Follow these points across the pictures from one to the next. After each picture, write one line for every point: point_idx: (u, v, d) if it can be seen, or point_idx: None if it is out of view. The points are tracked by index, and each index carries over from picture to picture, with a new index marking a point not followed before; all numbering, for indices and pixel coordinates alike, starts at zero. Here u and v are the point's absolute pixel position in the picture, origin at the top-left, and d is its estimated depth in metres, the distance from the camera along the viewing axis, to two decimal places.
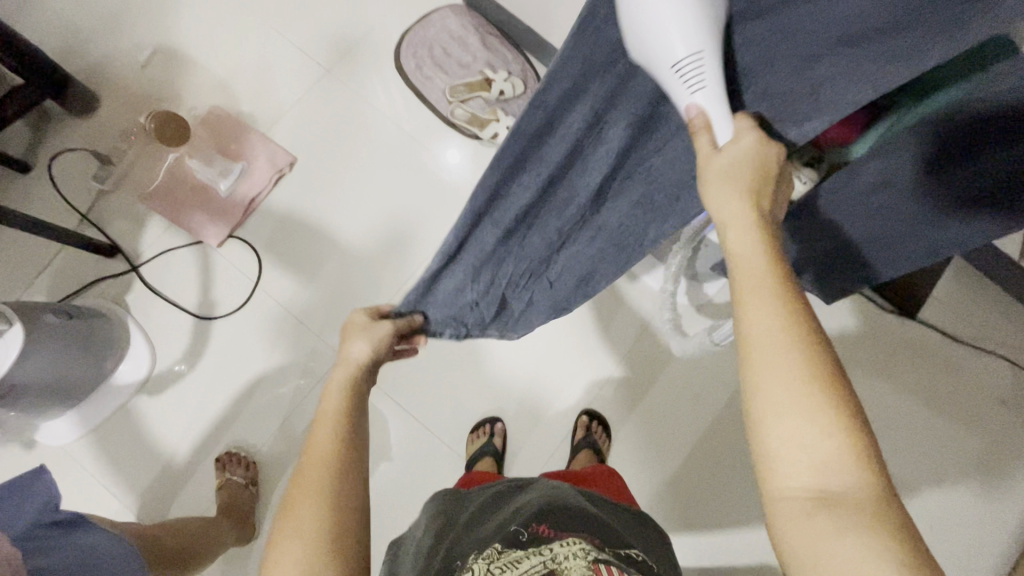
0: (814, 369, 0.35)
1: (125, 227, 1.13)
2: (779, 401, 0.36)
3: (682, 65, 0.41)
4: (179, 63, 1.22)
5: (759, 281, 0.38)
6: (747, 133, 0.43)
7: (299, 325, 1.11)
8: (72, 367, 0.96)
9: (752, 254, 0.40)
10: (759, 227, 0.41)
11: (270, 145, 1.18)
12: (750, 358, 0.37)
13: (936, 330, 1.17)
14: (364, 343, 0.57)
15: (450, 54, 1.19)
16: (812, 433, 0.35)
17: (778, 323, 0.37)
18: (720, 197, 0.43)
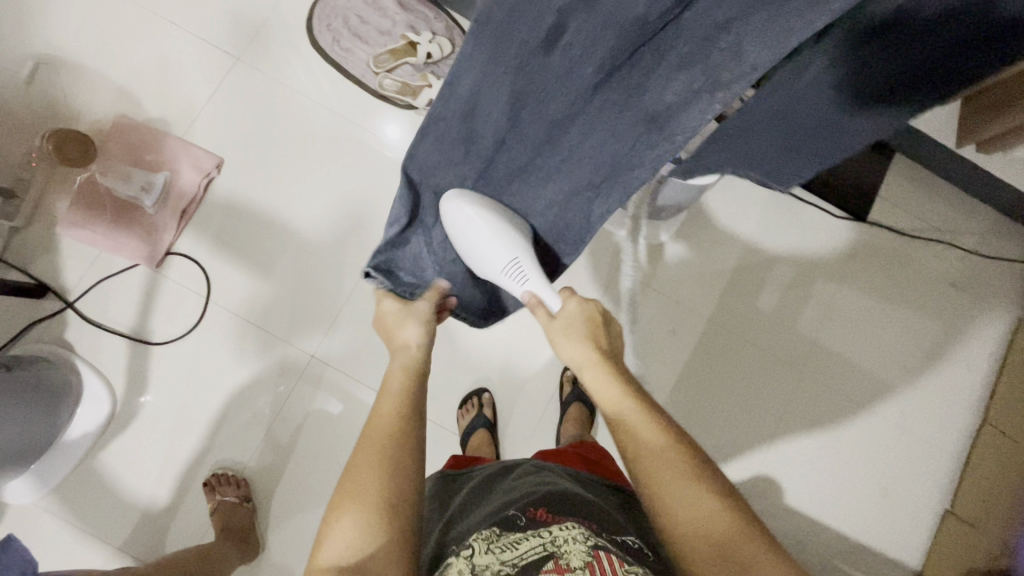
0: (674, 459, 0.47)
1: (51, 263, 1.04)
2: (671, 493, 0.45)
3: (506, 266, 0.63)
4: (68, 72, 1.09)
5: (620, 405, 0.52)
6: (570, 299, 0.60)
7: (262, 331, 1.06)
8: (18, 425, 0.89)
9: (609, 385, 0.53)
10: (605, 363, 0.55)
11: (191, 149, 1.09)
12: (635, 465, 0.48)
13: (887, 228, 1.21)
14: (413, 328, 0.60)
15: (367, 21, 1.09)
16: (700, 509, 0.44)
17: (645, 430, 0.49)
18: (580, 339, 0.58)
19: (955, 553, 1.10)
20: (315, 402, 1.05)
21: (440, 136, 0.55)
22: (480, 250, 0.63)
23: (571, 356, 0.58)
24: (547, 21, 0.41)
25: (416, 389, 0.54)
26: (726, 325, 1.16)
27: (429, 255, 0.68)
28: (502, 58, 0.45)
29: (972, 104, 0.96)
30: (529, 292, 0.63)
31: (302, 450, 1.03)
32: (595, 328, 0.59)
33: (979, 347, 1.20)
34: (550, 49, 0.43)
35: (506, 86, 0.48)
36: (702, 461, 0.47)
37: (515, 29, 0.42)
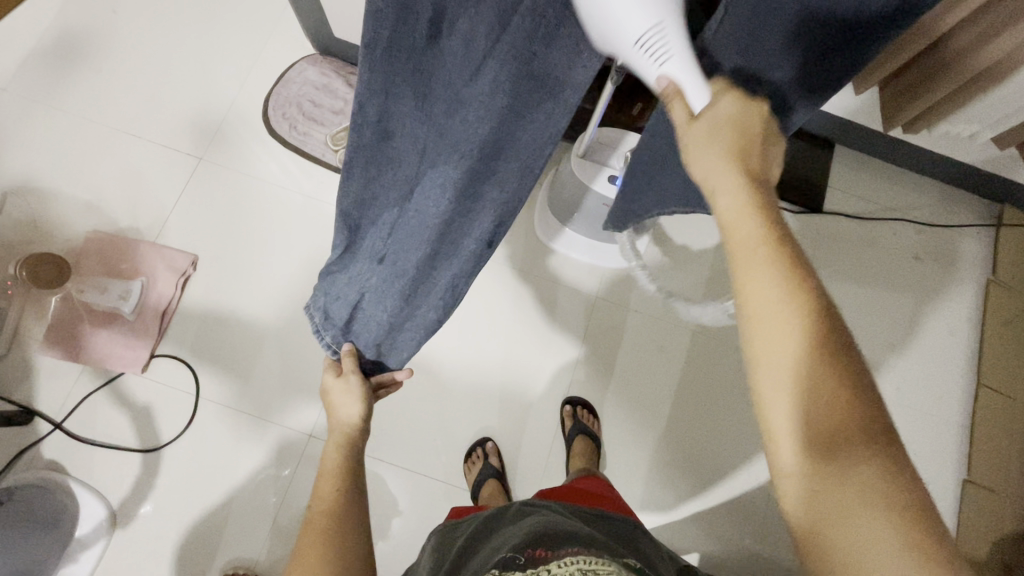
0: (812, 338, 0.39)
1: (34, 387, 1.03)
2: (771, 371, 0.39)
3: (645, 38, 0.40)
4: (35, 198, 1.12)
5: (752, 248, 0.40)
6: (723, 96, 0.45)
7: (254, 417, 1.05)
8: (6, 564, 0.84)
9: (744, 218, 0.41)
10: (747, 189, 0.42)
11: (162, 251, 1.11)
12: (753, 326, 0.40)
13: (843, 215, 1.27)
14: (352, 406, 0.75)
15: (319, 103, 1.17)
16: (798, 391, 0.39)
17: (778, 292, 0.39)
18: (719, 152, 0.44)
19: (982, 522, 1.10)
20: None
21: (365, 176, 0.56)
22: (618, 3, 0.37)
23: (702, 173, 0.44)
24: (428, 13, 0.39)
25: (354, 461, 0.70)
26: (712, 333, 1.17)
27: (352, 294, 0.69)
28: (400, 68, 0.44)
29: (886, 100, 1.05)
30: (667, 75, 0.45)
31: None
32: (742, 138, 0.44)
33: (957, 314, 1.23)
34: (437, 38, 0.41)
35: (411, 97, 0.47)
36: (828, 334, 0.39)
37: (401, 48, 0.42)
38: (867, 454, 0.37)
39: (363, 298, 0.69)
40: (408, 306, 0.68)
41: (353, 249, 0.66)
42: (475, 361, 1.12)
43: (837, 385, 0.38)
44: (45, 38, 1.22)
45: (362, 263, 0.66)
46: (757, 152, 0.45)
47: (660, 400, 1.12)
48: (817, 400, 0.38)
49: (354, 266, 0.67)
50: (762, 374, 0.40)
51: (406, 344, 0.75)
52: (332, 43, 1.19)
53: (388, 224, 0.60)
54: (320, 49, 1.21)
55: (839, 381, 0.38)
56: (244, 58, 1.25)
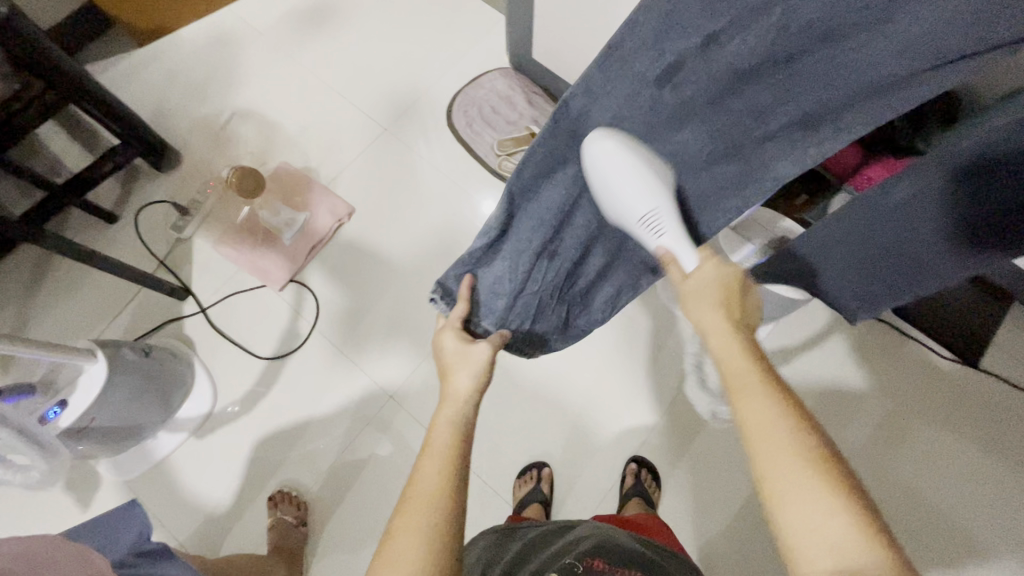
0: (809, 453, 0.42)
1: (198, 273, 1.21)
2: (787, 490, 0.41)
3: (644, 215, 0.56)
4: (253, 124, 1.34)
5: (746, 379, 0.46)
6: (707, 262, 0.55)
7: (349, 362, 1.15)
8: (146, 405, 1.02)
9: (738, 355, 0.48)
10: (733, 328, 0.50)
11: (331, 195, 1.26)
12: (752, 447, 0.44)
13: (1005, 380, 1.09)
14: (465, 375, 0.56)
15: (498, 111, 1.27)
16: (816, 504, 0.40)
17: (769, 412, 0.44)
18: (710, 304, 0.51)
19: None
20: (381, 441, 1.09)
21: (540, 167, 0.60)
22: (621, 195, 0.56)
23: (699, 319, 0.52)
24: (667, 59, 0.50)
25: (464, 440, 0.51)
26: None
27: (490, 281, 0.67)
28: (616, 85, 0.53)
29: None
30: (663, 247, 0.57)
31: (360, 487, 1.06)
32: (733, 292, 0.52)
33: None
34: (664, 85, 0.52)
35: (614, 117, 0.55)
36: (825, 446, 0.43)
37: (635, 62, 0.51)
38: (872, 557, 0.38)
39: (528, 284, 0.67)
40: (578, 275, 0.69)
41: (505, 237, 0.65)
42: (558, 386, 1.13)
43: (844, 493, 0.40)
44: (304, 2, 1.46)
45: (521, 258, 0.65)
46: (745, 300, 0.52)
47: (731, 494, 1.05)
48: (827, 522, 0.39)
49: (507, 255, 0.65)
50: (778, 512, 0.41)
51: (564, 324, 0.75)
52: (526, 63, 1.30)
53: (557, 217, 0.63)
54: (514, 65, 1.32)
55: (848, 491, 0.40)
56: (449, 56, 1.41)
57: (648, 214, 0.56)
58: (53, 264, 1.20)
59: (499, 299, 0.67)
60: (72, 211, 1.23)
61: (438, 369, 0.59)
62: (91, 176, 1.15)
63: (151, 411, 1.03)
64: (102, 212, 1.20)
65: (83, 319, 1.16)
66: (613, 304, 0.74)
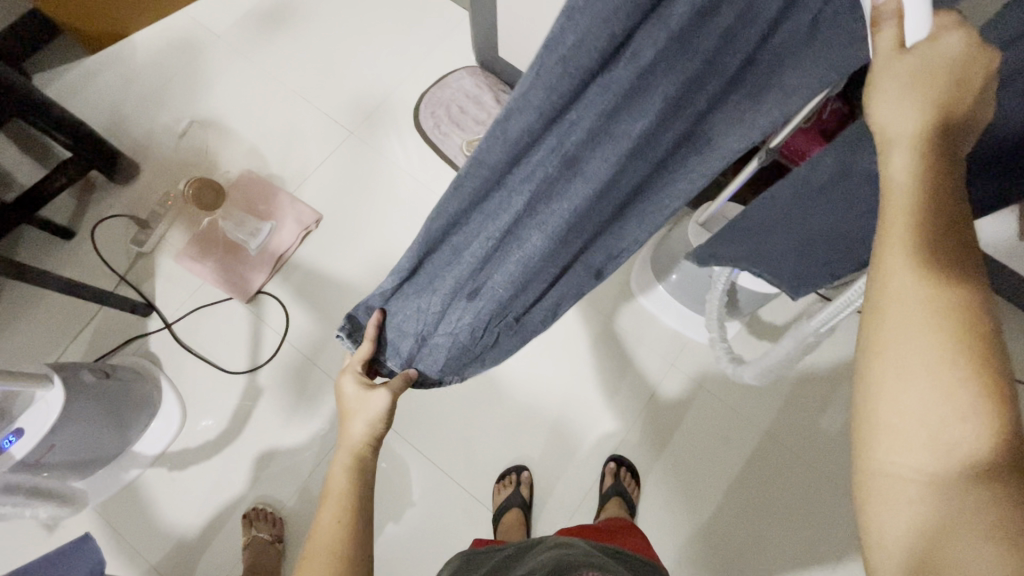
0: (960, 339, 0.30)
1: (161, 287, 1.17)
2: (904, 371, 0.30)
3: None
4: (214, 131, 1.30)
5: (905, 226, 0.32)
6: (952, 32, 0.33)
7: (322, 373, 1.12)
8: (105, 425, 0.97)
9: (910, 190, 0.33)
10: (927, 152, 0.33)
11: (298, 203, 1.23)
12: (877, 309, 0.32)
13: None
14: (362, 422, 0.59)
15: (466, 111, 1.25)
16: (935, 399, 0.29)
17: (922, 277, 0.31)
18: (913, 102, 0.34)
19: None
20: None
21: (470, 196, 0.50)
22: None
23: (881, 127, 0.35)
24: None
25: (360, 487, 0.56)
26: (785, 438, 1.08)
27: (400, 320, 0.63)
28: None
29: None
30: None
31: None
32: (952, 85, 0.33)
33: None
34: None
35: None
36: (985, 341, 0.30)
37: None
38: (973, 490, 0.28)
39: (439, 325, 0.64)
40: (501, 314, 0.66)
41: (420, 274, 0.59)
42: (534, 388, 1.13)
43: (986, 398, 0.29)
44: (262, 3, 1.42)
45: (438, 298, 0.61)
46: (964, 119, 0.34)
47: (709, 489, 1.06)
48: (947, 422, 0.29)
49: (423, 292, 0.60)
50: (877, 399, 0.31)
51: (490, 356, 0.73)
52: (493, 61, 1.27)
53: (479, 256, 0.55)
54: (481, 64, 1.30)
55: (995, 397, 0.28)
56: (414, 55, 1.38)
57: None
58: (8, 284, 1.16)
59: (409, 338, 0.65)
60: (26, 227, 1.19)
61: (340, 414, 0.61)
62: (42, 192, 1.11)
63: (116, 428, 1.00)
64: (57, 228, 1.16)
65: (43, 340, 1.13)
66: (554, 314, 0.70)
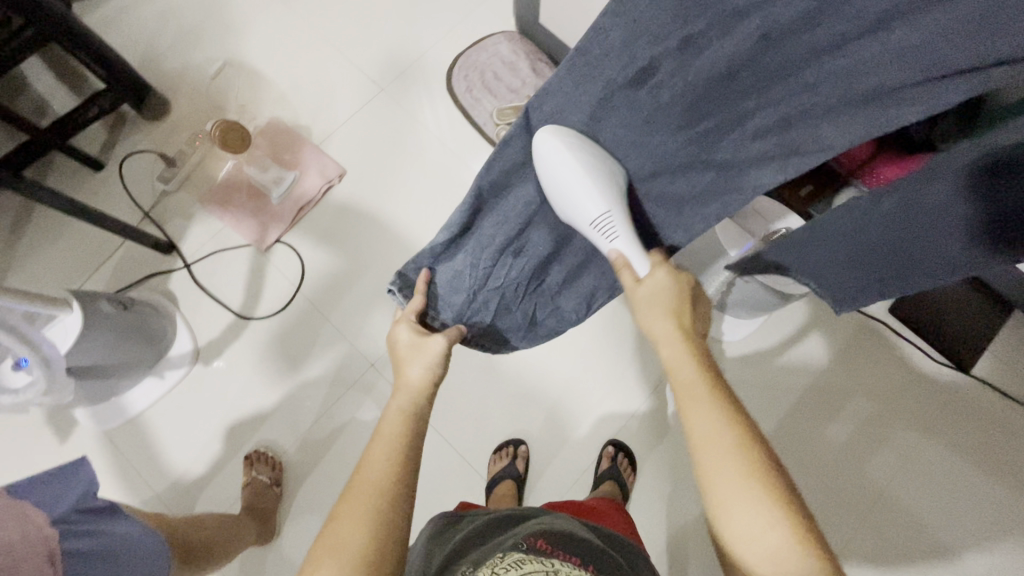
0: (754, 460, 0.43)
1: (183, 228, 1.19)
2: (734, 497, 0.42)
3: (596, 220, 0.56)
4: (246, 75, 1.29)
5: (695, 396, 0.46)
6: (658, 269, 0.54)
7: (331, 328, 1.13)
8: (126, 354, 1.02)
9: (688, 369, 0.47)
10: (681, 338, 0.50)
11: (324, 156, 1.22)
12: (698, 458, 0.44)
13: (994, 388, 1.07)
14: (419, 367, 0.56)
15: (500, 77, 1.20)
16: (759, 515, 0.41)
17: (717, 427, 0.44)
18: (661, 311, 0.52)
19: None
20: (358, 410, 1.09)
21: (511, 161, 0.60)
22: (571, 197, 0.56)
23: (648, 326, 0.52)
24: (642, 62, 0.50)
25: (415, 427, 0.52)
26: (786, 442, 1.07)
27: (446, 276, 0.67)
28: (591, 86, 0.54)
29: None
30: (616, 251, 0.56)
31: (336, 454, 1.07)
32: (681, 300, 0.52)
33: None
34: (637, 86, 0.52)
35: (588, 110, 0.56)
36: (769, 460, 0.43)
37: (605, 68, 0.52)
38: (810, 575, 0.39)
39: (484, 283, 0.67)
40: (540, 282, 0.68)
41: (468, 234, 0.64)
42: (539, 366, 1.12)
43: (781, 502, 0.41)
44: None
45: (485, 256, 0.65)
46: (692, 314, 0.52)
47: None
48: (773, 527, 0.41)
49: (469, 250, 0.65)
50: (732, 521, 0.42)
51: (530, 326, 0.73)
52: (532, 27, 1.22)
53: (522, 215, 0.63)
54: (520, 29, 1.25)
55: (786, 500, 0.42)
56: (453, 15, 1.34)
57: (601, 217, 0.56)
58: (39, 209, 1.19)
59: (454, 294, 0.67)
60: (58, 155, 1.21)
61: (390, 361, 0.59)
62: (74, 121, 1.12)
63: (127, 360, 1.03)
64: (87, 158, 1.17)
65: (67, 266, 1.16)
66: (586, 305, 0.69)
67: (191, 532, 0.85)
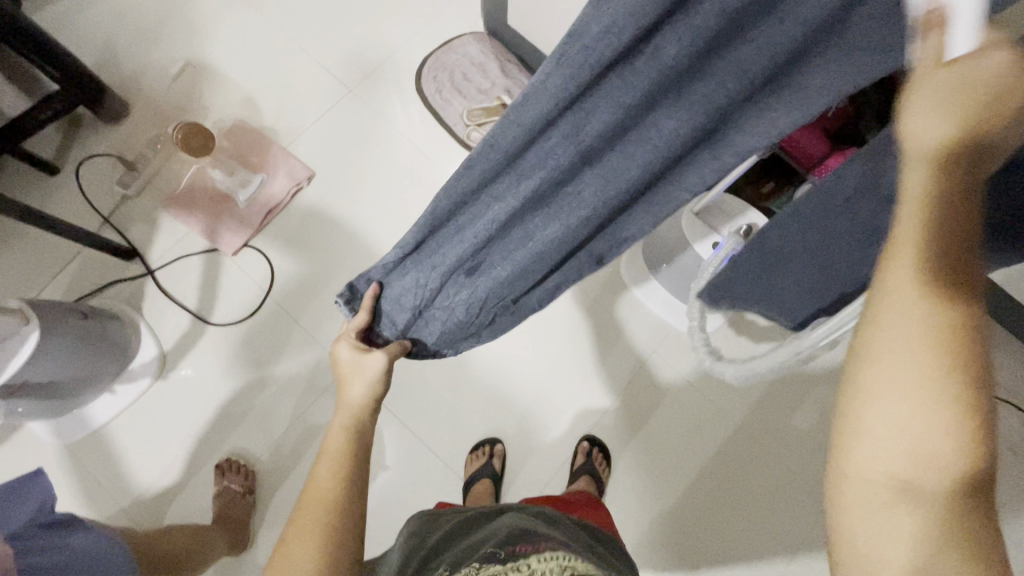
0: (950, 362, 0.30)
1: (145, 233, 1.16)
2: (886, 383, 0.31)
3: None
4: (208, 77, 1.26)
5: (921, 247, 0.31)
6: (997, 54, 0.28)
7: (302, 332, 1.12)
8: (87, 364, 0.98)
9: (931, 213, 0.31)
10: (956, 179, 0.31)
11: (291, 158, 1.21)
12: (876, 311, 0.32)
13: None
14: (359, 384, 0.55)
15: (469, 78, 1.21)
16: (918, 416, 0.30)
17: (922, 299, 0.30)
18: (945, 117, 0.30)
19: None
20: (331, 414, 1.08)
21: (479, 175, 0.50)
22: None
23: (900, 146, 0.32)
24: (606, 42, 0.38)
25: (359, 447, 0.53)
26: (756, 432, 1.09)
27: (394, 294, 0.61)
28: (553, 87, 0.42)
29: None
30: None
31: (309, 459, 1.05)
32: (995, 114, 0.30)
33: None
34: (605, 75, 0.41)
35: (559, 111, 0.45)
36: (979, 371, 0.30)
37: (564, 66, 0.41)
38: (947, 510, 0.30)
39: (436, 299, 0.61)
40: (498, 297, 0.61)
41: (420, 250, 0.57)
42: (513, 365, 1.13)
43: (968, 423, 0.30)
44: None
45: (436, 276, 0.58)
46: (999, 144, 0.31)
47: (677, 475, 1.08)
48: (934, 444, 0.30)
49: (419, 268, 0.59)
50: (870, 414, 0.31)
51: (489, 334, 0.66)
52: (500, 29, 1.23)
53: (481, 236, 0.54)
54: (488, 30, 1.25)
55: (975, 422, 0.30)
56: (420, 16, 1.34)
57: None
58: None
59: (402, 310, 0.63)
60: (10, 160, 1.16)
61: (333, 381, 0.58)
62: (25, 124, 1.08)
63: (88, 371, 1.00)
64: (40, 163, 1.13)
65: (22, 275, 1.11)
66: (559, 300, 0.62)
67: (158, 545, 0.83)
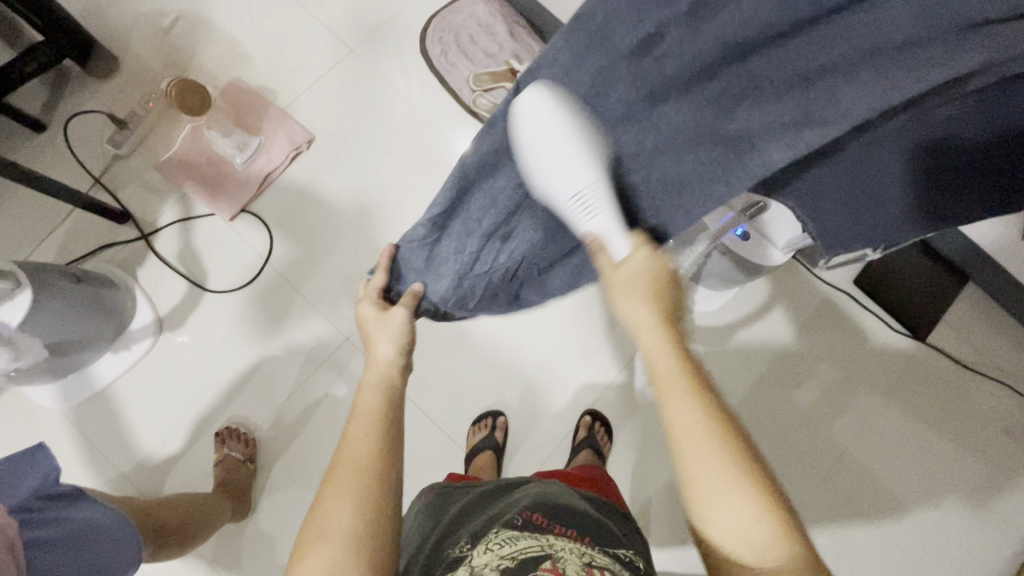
0: (736, 454, 0.41)
1: (139, 196, 1.12)
2: (712, 486, 0.41)
3: None
4: (202, 32, 1.20)
5: (673, 382, 0.43)
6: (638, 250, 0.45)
7: (302, 300, 1.10)
8: (83, 330, 0.96)
9: (668, 358, 0.44)
10: (663, 321, 0.46)
11: (290, 120, 1.16)
12: (673, 435, 0.42)
13: (946, 355, 1.13)
14: (389, 343, 0.56)
15: (476, 41, 1.16)
16: (736, 498, 0.40)
17: (697, 415, 0.42)
18: (643, 298, 0.45)
19: None
20: (333, 385, 1.07)
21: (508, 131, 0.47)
22: None
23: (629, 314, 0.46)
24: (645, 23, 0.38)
25: (394, 408, 0.51)
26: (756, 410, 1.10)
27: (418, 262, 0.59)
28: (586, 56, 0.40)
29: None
30: None
31: (310, 429, 1.05)
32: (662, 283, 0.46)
33: None
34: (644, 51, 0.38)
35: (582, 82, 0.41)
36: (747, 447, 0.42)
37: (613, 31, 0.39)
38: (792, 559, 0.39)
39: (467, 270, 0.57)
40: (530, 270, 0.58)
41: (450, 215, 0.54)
42: (516, 338, 1.12)
43: (758, 489, 0.40)
44: None
45: (470, 241, 0.54)
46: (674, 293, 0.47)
47: None
48: (758, 517, 0.40)
49: (451, 234, 0.55)
50: (717, 513, 0.41)
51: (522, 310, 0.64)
52: None
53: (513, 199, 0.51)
54: None
55: (764, 484, 0.41)
56: None
57: None
58: None
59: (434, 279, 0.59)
60: None
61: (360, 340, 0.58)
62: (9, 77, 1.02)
63: (84, 337, 0.97)
64: (27, 119, 1.08)
65: (10, 236, 1.08)
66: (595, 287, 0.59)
67: (160, 514, 0.83)
